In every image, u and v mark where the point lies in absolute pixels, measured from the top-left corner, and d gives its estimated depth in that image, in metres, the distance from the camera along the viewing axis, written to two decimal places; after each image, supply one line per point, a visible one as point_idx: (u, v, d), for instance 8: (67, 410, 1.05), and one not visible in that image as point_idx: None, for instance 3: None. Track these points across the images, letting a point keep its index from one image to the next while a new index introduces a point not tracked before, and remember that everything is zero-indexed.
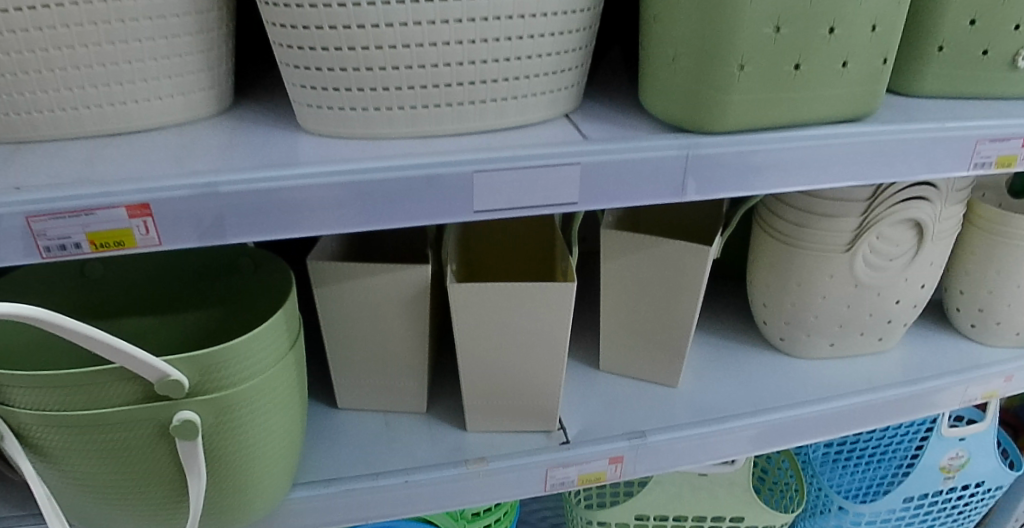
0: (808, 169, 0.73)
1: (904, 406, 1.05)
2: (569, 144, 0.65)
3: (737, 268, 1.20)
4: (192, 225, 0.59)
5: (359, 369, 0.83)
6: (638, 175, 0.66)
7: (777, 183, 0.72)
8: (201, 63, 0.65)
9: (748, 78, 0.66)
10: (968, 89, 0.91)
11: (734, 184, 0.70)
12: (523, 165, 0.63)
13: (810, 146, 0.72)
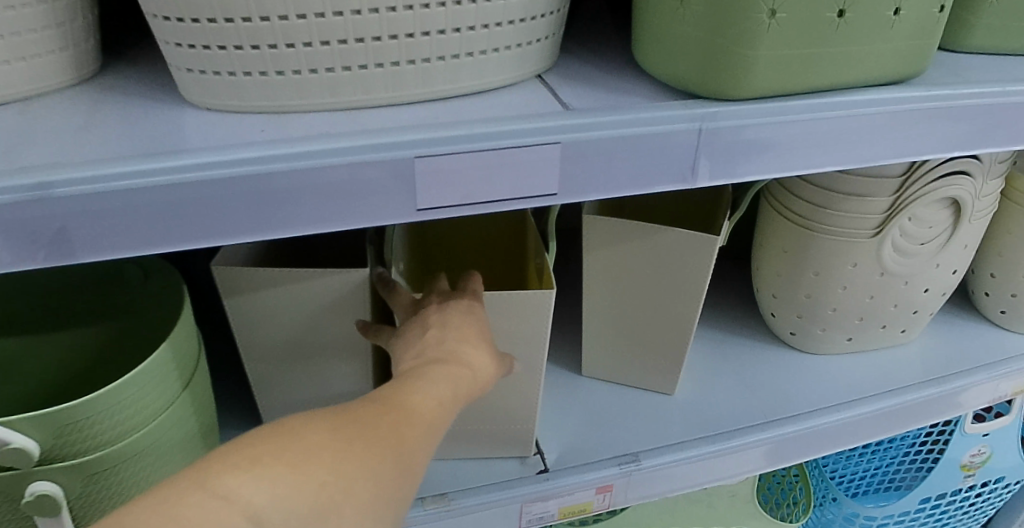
0: (844, 145, 0.58)
1: (931, 408, 0.92)
2: (543, 117, 0.49)
3: (737, 249, 1.05)
4: (26, 241, 0.44)
5: (292, 390, 0.68)
6: (635, 156, 0.50)
7: (804, 162, 0.57)
8: (45, 15, 0.49)
9: (780, 28, 0.50)
10: (1023, 42, 0.76)
11: (755, 164, 0.55)
12: (486, 145, 0.47)
13: (850, 115, 0.57)
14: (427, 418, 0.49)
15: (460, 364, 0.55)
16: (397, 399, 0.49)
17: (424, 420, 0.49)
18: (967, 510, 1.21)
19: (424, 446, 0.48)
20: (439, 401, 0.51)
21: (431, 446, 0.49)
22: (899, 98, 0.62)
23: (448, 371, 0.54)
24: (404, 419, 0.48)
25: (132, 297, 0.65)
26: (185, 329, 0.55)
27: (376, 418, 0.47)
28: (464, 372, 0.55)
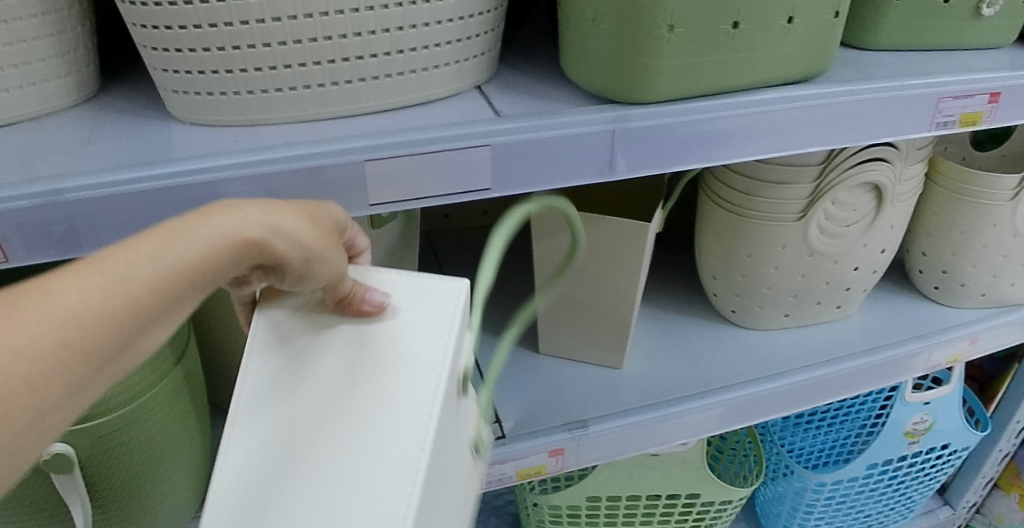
0: (750, 139, 0.67)
1: (866, 376, 1.00)
2: (477, 123, 0.58)
3: (687, 236, 1.14)
4: (42, 239, 0.52)
5: None
6: (558, 154, 0.59)
7: (714, 156, 0.66)
8: (53, 47, 0.58)
9: (679, 41, 0.59)
10: (926, 40, 0.85)
11: (668, 159, 0.63)
12: (428, 149, 0.56)
13: (753, 113, 0.65)
14: (66, 285, 0.36)
15: (188, 243, 0.40)
16: (50, 278, 0.36)
17: (61, 294, 0.36)
18: (918, 475, 1.29)
19: (42, 319, 0.35)
20: (112, 270, 0.38)
21: (71, 317, 0.35)
22: (805, 94, 0.69)
23: (159, 255, 0.39)
24: (56, 317, 0.35)
25: None
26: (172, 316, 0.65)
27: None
28: (183, 247, 0.40)
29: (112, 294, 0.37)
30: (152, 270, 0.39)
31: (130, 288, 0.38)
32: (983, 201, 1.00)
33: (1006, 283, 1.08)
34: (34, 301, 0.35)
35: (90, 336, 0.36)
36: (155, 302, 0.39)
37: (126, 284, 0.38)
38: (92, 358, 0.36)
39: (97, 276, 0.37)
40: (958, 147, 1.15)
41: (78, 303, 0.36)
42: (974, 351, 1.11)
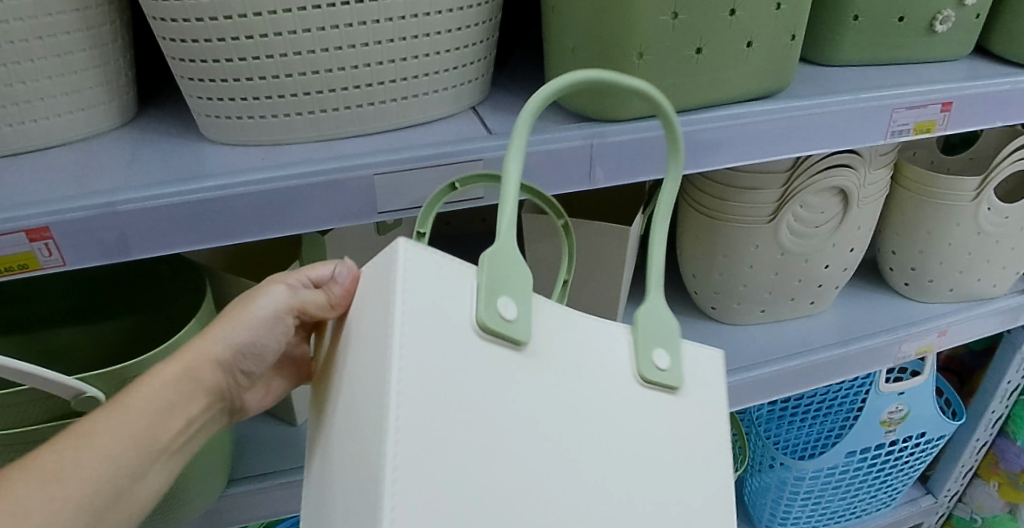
0: (714, 151, 0.75)
1: (839, 367, 1.07)
2: (471, 140, 0.66)
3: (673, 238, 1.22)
4: (94, 245, 0.60)
5: None
6: (542, 166, 0.67)
7: (682, 165, 0.74)
8: (99, 78, 0.66)
9: (647, 65, 0.68)
10: (882, 56, 0.93)
11: (643, 168, 0.71)
12: (428, 164, 0.64)
13: (716, 127, 0.74)
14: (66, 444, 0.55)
15: (175, 377, 0.61)
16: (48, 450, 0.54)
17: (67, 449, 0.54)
18: (898, 464, 1.36)
19: (61, 465, 0.53)
20: (93, 430, 0.56)
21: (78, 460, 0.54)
22: (766, 109, 0.77)
23: (157, 387, 0.60)
24: (100, 436, 0.56)
25: (161, 290, 0.83)
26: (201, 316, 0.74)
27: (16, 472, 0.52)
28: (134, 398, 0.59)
29: (129, 419, 0.58)
30: (158, 405, 0.60)
31: (137, 415, 0.59)
32: (945, 202, 1.08)
33: (972, 278, 1.16)
34: (45, 467, 0.53)
35: (120, 450, 0.57)
36: (162, 430, 0.60)
37: (143, 417, 0.59)
38: (128, 471, 0.57)
39: (121, 408, 0.58)
40: (927, 152, 1.21)
41: (108, 426, 0.57)
42: (944, 342, 1.19)
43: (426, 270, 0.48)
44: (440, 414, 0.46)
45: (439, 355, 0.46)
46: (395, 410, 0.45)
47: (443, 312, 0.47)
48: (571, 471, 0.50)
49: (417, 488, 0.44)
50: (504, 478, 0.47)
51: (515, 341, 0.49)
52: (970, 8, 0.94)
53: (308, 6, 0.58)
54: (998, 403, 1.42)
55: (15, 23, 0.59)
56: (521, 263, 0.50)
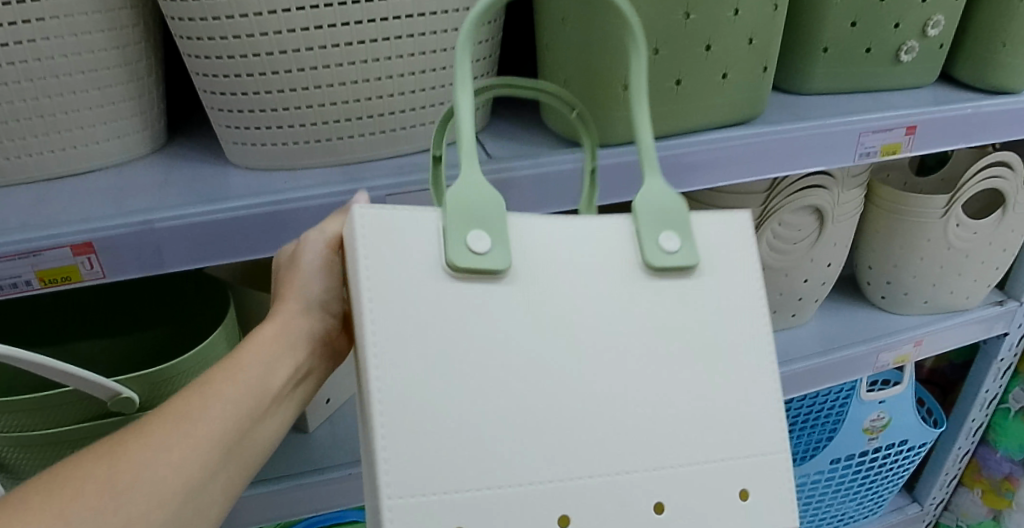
0: (695, 171, 0.83)
1: (820, 376, 1.13)
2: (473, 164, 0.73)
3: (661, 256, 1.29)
4: (132, 259, 0.66)
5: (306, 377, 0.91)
6: (537, 187, 0.74)
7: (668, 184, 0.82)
8: (134, 108, 0.73)
9: None
10: (850, 85, 1.01)
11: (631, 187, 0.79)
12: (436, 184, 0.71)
13: (696, 149, 0.82)
14: (189, 398, 0.59)
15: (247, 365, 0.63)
16: (174, 404, 0.59)
17: (188, 403, 0.59)
18: (883, 472, 1.41)
19: (184, 416, 0.58)
20: (212, 387, 0.61)
21: (200, 411, 0.59)
22: (741, 135, 0.84)
23: (231, 375, 0.62)
24: (184, 422, 0.57)
25: (183, 303, 0.91)
26: (226, 325, 0.80)
27: (146, 422, 0.57)
28: (245, 358, 0.64)
29: (211, 406, 0.59)
30: (235, 392, 0.61)
31: (250, 375, 0.63)
32: (915, 219, 1.15)
33: (945, 291, 1.22)
34: (170, 418, 0.57)
35: (207, 437, 0.58)
36: (244, 419, 0.61)
37: (226, 406, 0.60)
38: (215, 460, 0.58)
39: (199, 395, 0.60)
40: (901, 173, 1.28)
41: (191, 412, 0.58)
42: (919, 352, 1.25)
43: (383, 229, 0.53)
44: (420, 364, 0.53)
45: (406, 310, 0.53)
46: (375, 367, 0.52)
47: (411, 260, 0.54)
48: (566, 393, 0.56)
49: (414, 437, 0.52)
50: (492, 412, 0.54)
51: (494, 269, 0.54)
52: (932, 39, 1.01)
53: (329, 45, 0.65)
54: (977, 412, 1.46)
55: (62, 59, 0.66)
56: (489, 188, 0.55)
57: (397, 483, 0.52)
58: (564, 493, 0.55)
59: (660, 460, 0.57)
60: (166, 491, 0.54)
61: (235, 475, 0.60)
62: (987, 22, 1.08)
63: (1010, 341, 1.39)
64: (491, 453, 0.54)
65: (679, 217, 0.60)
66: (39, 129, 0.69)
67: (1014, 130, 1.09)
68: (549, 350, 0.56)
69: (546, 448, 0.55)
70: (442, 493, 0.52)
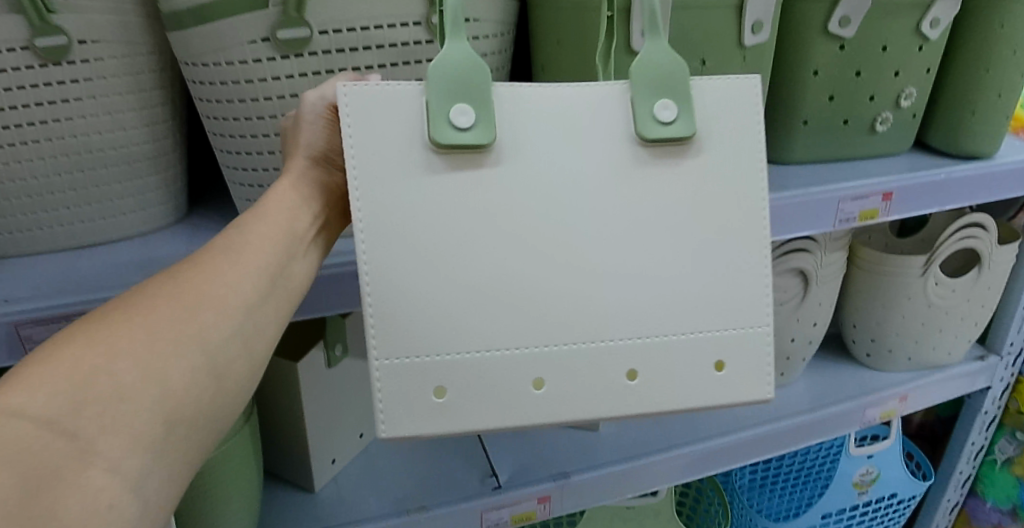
0: None
1: (810, 431, 1.17)
2: None
3: None
4: None
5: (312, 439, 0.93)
6: None
7: None
8: (159, 182, 0.78)
9: None
10: (830, 154, 1.07)
11: None
12: None
13: None
14: (191, 291, 0.52)
15: (232, 246, 0.56)
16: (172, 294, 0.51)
17: (189, 298, 0.52)
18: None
19: (187, 313, 0.51)
20: (218, 283, 0.53)
21: (205, 305, 0.52)
22: None
23: (214, 260, 0.54)
24: (160, 313, 0.50)
25: None
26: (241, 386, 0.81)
27: (140, 315, 0.49)
28: (249, 246, 0.57)
29: (191, 290, 0.52)
30: (220, 278, 0.54)
31: (253, 266, 0.56)
32: (895, 279, 1.20)
33: (927, 347, 1.27)
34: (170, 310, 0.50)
35: (190, 323, 0.50)
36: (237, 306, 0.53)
37: (211, 292, 0.53)
38: (205, 353, 0.50)
39: (175, 280, 0.52)
40: (881, 236, 1.34)
41: (168, 301, 0.51)
42: (905, 406, 1.29)
43: (367, 107, 0.55)
44: (406, 226, 0.56)
45: (392, 181, 0.55)
46: (362, 249, 0.56)
47: (393, 142, 0.55)
48: (557, 272, 0.58)
49: (398, 318, 0.57)
50: (476, 290, 0.57)
51: (471, 142, 0.55)
52: (905, 109, 1.08)
53: None
54: (965, 463, 1.49)
55: (96, 137, 0.71)
56: (475, 66, 0.54)
57: (385, 347, 0.57)
58: (539, 358, 0.59)
59: (645, 336, 0.60)
60: (150, 387, 0.46)
61: (235, 367, 0.53)
62: (957, 92, 1.13)
63: (993, 394, 1.42)
64: (475, 328, 0.58)
65: (681, 85, 0.57)
66: (70, 201, 0.73)
67: (988, 193, 1.14)
68: (540, 225, 0.57)
69: (523, 327, 0.58)
70: (422, 359, 0.58)
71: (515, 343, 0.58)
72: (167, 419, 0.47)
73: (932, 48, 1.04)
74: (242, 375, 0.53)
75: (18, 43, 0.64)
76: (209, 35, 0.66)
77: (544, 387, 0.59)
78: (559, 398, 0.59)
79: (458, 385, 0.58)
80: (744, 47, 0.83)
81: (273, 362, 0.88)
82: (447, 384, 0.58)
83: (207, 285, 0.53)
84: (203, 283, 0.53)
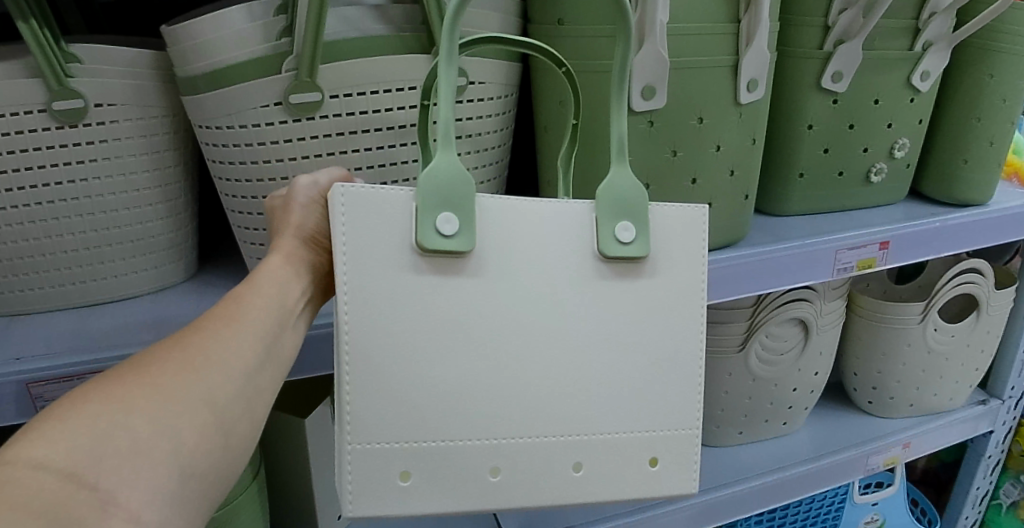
0: None
1: (813, 481, 1.17)
2: None
3: None
4: None
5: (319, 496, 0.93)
6: None
7: None
8: (170, 241, 0.79)
9: None
10: (827, 205, 1.09)
11: None
12: None
13: None
14: (187, 362, 0.52)
15: (226, 312, 0.56)
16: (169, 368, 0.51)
17: (187, 369, 0.51)
18: None
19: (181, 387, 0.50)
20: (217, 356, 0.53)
21: (203, 378, 0.51)
22: (722, 258, 0.92)
23: (206, 327, 0.54)
24: (152, 382, 0.50)
25: None
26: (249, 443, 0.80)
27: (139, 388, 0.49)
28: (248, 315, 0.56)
29: (184, 358, 0.52)
30: (214, 343, 0.54)
31: (252, 335, 0.56)
32: (895, 326, 1.21)
33: (929, 393, 1.27)
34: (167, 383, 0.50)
35: (182, 393, 0.50)
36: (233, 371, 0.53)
37: (205, 358, 0.52)
38: (202, 421, 0.50)
39: (168, 349, 0.52)
40: (879, 283, 1.35)
41: (160, 370, 0.51)
42: (908, 453, 1.29)
43: (364, 209, 0.55)
44: (385, 316, 0.56)
45: (381, 281, 0.56)
46: (345, 345, 0.56)
47: (383, 244, 0.55)
48: (522, 372, 0.59)
49: (375, 408, 0.57)
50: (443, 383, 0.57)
51: (445, 251, 0.56)
52: (900, 159, 1.10)
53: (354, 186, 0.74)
54: (971, 509, 1.47)
55: (109, 197, 0.73)
56: (467, 183, 0.56)
57: (361, 435, 0.57)
58: (497, 448, 0.59)
59: (604, 421, 0.61)
60: (146, 458, 0.47)
61: (235, 433, 0.52)
62: (949, 141, 1.15)
63: (996, 438, 1.42)
64: (440, 418, 0.58)
65: (638, 207, 0.60)
66: (82, 260, 0.74)
67: (984, 239, 1.15)
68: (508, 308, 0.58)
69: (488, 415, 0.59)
70: (389, 446, 0.57)
71: (478, 431, 0.59)
72: (164, 490, 0.47)
73: (922, 100, 1.07)
74: (242, 440, 0.53)
75: (36, 107, 0.67)
76: (223, 100, 0.68)
77: (499, 476, 0.59)
78: (512, 486, 0.60)
79: (422, 470, 0.58)
80: (740, 105, 0.85)
81: (280, 416, 0.88)
82: (412, 468, 0.58)
83: (198, 352, 0.52)
84: (195, 350, 0.52)
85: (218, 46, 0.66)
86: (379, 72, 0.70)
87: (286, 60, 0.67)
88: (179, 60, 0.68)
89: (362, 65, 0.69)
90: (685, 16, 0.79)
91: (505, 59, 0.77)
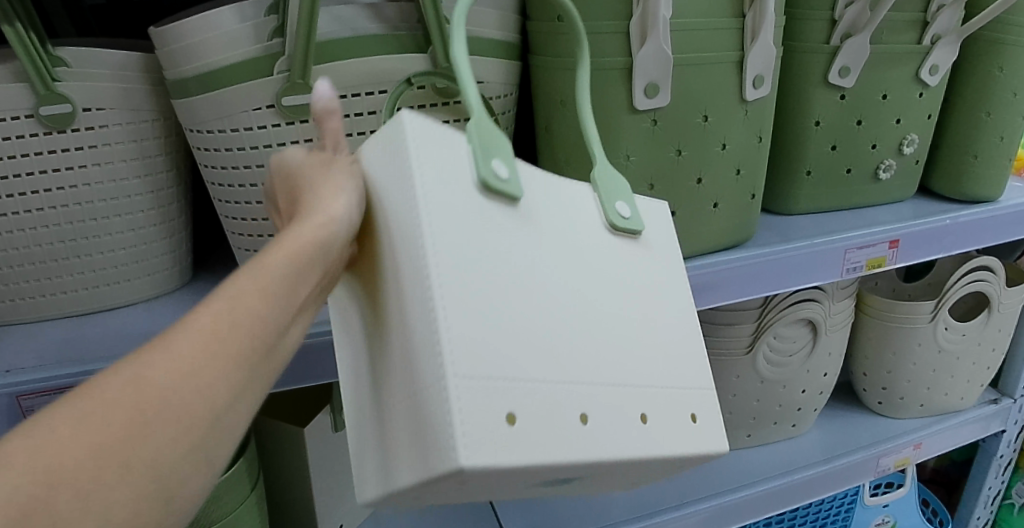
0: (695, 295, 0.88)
1: (823, 484, 1.15)
2: None
3: None
4: None
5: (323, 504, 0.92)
6: None
7: None
8: (164, 248, 0.78)
9: None
10: (835, 203, 1.07)
11: None
12: None
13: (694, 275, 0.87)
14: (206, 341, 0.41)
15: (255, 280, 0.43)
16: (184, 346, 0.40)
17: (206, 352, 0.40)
18: None
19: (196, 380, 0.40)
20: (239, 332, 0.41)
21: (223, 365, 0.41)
22: (729, 259, 0.90)
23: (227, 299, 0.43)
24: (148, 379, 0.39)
25: None
26: (247, 454, 0.78)
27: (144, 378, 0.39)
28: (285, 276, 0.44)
29: (206, 338, 0.41)
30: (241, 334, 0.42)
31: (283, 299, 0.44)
32: (905, 325, 1.19)
33: (939, 393, 1.25)
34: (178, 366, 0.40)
35: (196, 386, 0.40)
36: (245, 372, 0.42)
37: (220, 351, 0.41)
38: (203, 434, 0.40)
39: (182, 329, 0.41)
40: (888, 281, 1.33)
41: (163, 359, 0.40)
42: (920, 454, 1.26)
43: (428, 140, 0.45)
44: (466, 235, 0.44)
45: (460, 211, 0.45)
46: (438, 273, 0.42)
47: (452, 173, 0.45)
48: (587, 320, 0.49)
49: (480, 343, 0.42)
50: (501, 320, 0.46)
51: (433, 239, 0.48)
52: (909, 155, 1.08)
53: None
54: (982, 509, 1.45)
55: (100, 203, 0.71)
56: (503, 135, 0.48)
57: (466, 363, 0.41)
58: (581, 387, 0.46)
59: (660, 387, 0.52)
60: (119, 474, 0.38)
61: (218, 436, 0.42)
62: (959, 137, 1.13)
63: (1008, 438, 1.39)
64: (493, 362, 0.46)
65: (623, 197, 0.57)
66: (74, 269, 0.73)
67: (995, 236, 1.13)
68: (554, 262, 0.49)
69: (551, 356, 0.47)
70: (497, 382, 0.42)
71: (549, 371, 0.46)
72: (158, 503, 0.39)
73: (932, 95, 1.04)
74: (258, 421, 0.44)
75: (23, 112, 0.65)
76: (215, 103, 0.66)
77: (590, 424, 0.45)
78: (607, 435, 0.46)
79: (529, 417, 0.42)
80: (746, 102, 0.83)
81: (280, 425, 0.87)
82: (519, 410, 0.42)
83: (222, 345, 0.41)
84: (214, 338, 0.41)
85: (207, 48, 0.64)
86: (374, 73, 0.68)
87: (279, 61, 0.65)
88: (168, 63, 0.66)
89: (356, 66, 0.67)
90: (690, 11, 0.76)
91: (504, 58, 0.75)
